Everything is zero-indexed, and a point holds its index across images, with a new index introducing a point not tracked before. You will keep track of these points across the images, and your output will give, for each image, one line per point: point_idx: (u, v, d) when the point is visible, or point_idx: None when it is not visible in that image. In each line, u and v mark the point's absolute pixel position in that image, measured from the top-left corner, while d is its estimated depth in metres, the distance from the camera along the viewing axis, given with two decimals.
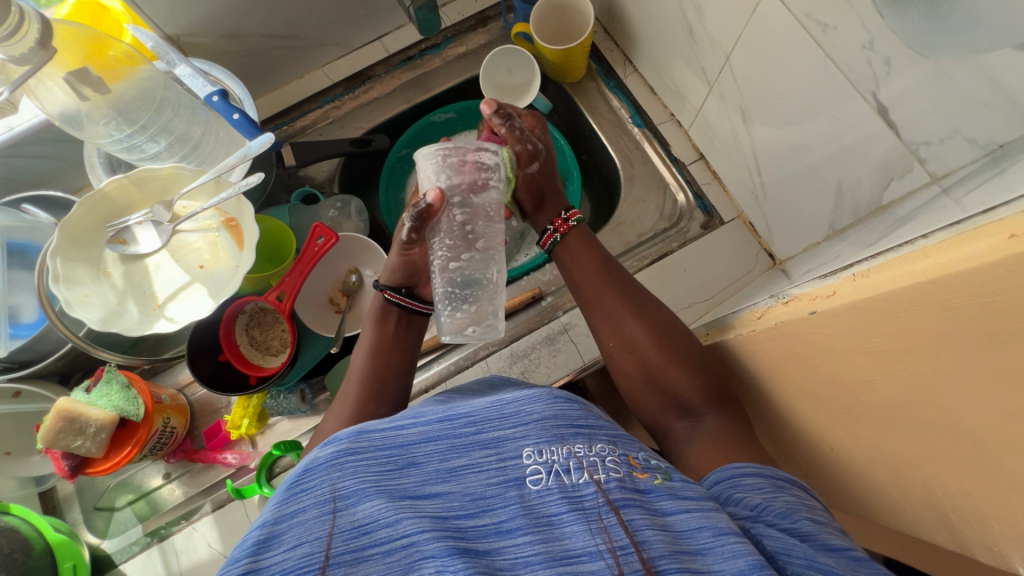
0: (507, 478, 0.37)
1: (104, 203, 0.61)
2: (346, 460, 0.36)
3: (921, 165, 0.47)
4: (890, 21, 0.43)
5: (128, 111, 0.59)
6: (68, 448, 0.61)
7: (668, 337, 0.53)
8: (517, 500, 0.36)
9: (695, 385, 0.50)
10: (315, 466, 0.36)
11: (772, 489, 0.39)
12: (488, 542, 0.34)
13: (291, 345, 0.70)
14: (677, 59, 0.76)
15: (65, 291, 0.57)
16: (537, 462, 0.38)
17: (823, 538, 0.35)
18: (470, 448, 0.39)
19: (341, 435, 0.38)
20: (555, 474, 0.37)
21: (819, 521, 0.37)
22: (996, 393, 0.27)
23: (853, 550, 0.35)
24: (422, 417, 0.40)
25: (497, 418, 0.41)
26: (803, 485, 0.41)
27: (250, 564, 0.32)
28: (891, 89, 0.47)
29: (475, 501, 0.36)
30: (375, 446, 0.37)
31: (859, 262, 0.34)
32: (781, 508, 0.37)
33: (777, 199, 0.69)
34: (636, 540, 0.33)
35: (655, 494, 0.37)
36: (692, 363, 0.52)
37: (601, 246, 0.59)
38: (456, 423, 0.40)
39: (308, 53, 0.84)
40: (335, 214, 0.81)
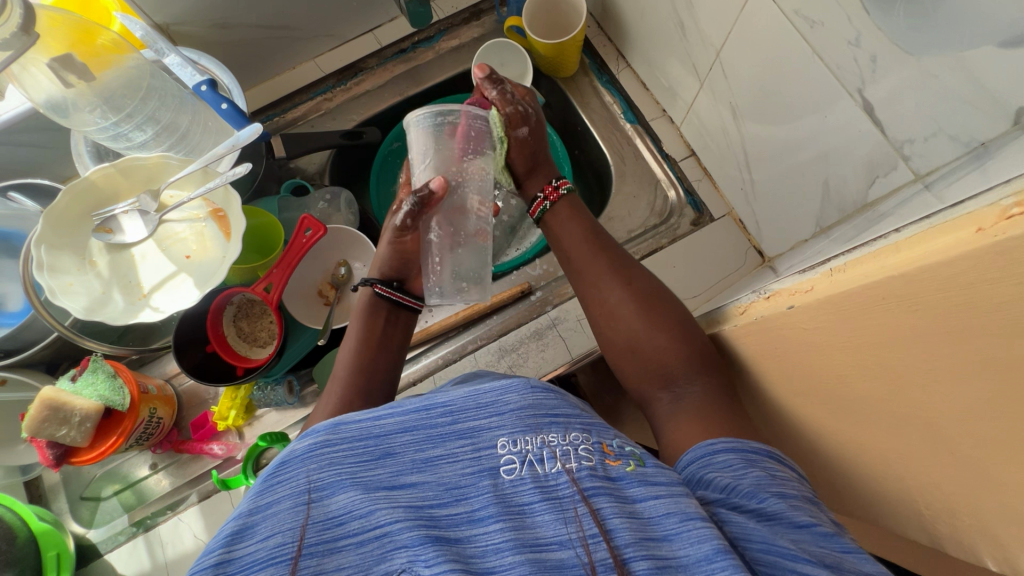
0: (481, 468, 0.37)
1: (91, 192, 0.60)
2: (322, 452, 0.36)
3: (905, 162, 0.47)
4: (876, 18, 0.43)
5: (113, 99, 0.59)
6: (52, 437, 0.61)
7: (654, 303, 0.54)
8: (489, 489, 0.36)
9: (677, 352, 0.50)
10: (292, 458, 0.36)
11: (742, 465, 0.39)
12: (460, 531, 0.34)
13: (278, 337, 0.70)
14: (670, 55, 0.76)
15: (49, 279, 0.57)
16: (512, 452, 0.38)
17: (790, 516, 0.35)
18: (446, 437, 0.39)
19: (318, 427, 0.38)
20: (529, 463, 0.37)
21: (787, 496, 0.37)
22: (965, 387, 0.27)
23: (820, 525, 0.35)
24: (400, 408, 0.40)
25: (473, 408, 0.40)
26: (776, 454, 0.41)
27: (223, 555, 0.32)
28: (876, 87, 0.47)
29: (449, 490, 0.36)
30: (351, 438, 0.37)
31: (837, 257, 0.34)
32: (748, 487, 0.37)
33: (767, 196, 0.70)
34: (605, 528, 0.33)
35: (626, 481, 0.37)
36: (677, 328, 0.51)
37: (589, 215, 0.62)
38: (433, 412, 0.40)
39: (300, 44, 0.83)
40: (325, 206, 0.80)
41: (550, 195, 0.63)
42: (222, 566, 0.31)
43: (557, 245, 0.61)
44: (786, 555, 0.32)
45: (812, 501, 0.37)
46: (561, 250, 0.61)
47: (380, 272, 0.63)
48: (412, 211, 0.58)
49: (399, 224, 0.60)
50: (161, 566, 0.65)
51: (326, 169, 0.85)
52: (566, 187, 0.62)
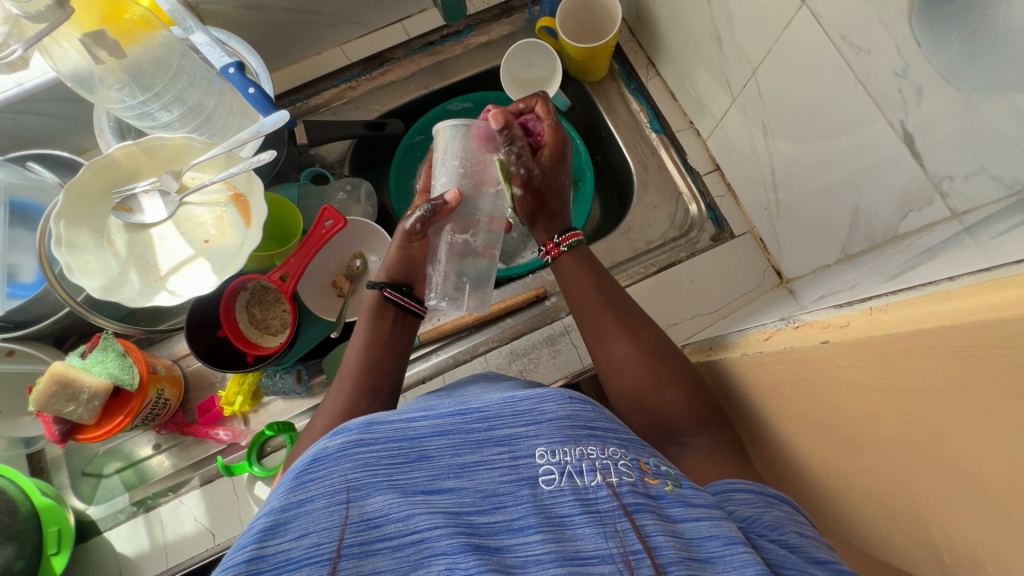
0: (520, 477, 0.37)
1: (111, 169, 0.60)
2: (357, 451, 0.36)
3: (942, 198, 0.47)
4: (927, 49, 0.43)
5: (142, 77, 0.58)
6: (60, 413, 0.61)
7: (663, 357, 0.54)
8: (529, 499, 0.36)
9: (684, 408, 0.51)
10: (325, 456, 0.36)
11: (762, 504, 0.40)
12: (499, 539, 0.34)
13: (291, 326, 0.70)
14: (702, 67, 0.75)
15: (67, 256, 0.56)
16: (550, 463, 0.38)
17: (809, 550, 0.36)
18: (483, 444, 0.39)
19: (350, 426, 0.38)
20: (568, 475, 0.37)
21: (806, 535, 0.38)
22: (1006, 446, 0.26)
23: (840, 563, 0.35)
24: (434, 412, 0.40)
25: (510, 415, 0.40)
26: (793, 502, 0.42)
27: (255, 551, 0.32)
28: (918, 118, 0.46)
29: (487, 498, 0.36)
30: (386, 440, 0.37)
31: (877, 295, 0.34)
32: (770, 521, 0.38)
33: (791, 217, 0.69)
34: (648, 545, 0.34)
35: (666, 500, 0.37)
36: (683, 383, 0.52)
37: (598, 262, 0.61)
38: (468, 418, 0.40)
39: (328, 30, 0.82)
40: (344, 197, 0.79)
41: (552, 251, 0.63)
42: (256, 562, 0.31)
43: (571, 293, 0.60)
44: None
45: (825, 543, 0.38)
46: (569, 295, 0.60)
47: (387, 276, 0.62)
48: (424, 218, 0.57)
49: (409, 228, 0.59)
50: (159, 548, 0.65)
51: (346, 158, 0.85)
52: (566, 245, 0.61)
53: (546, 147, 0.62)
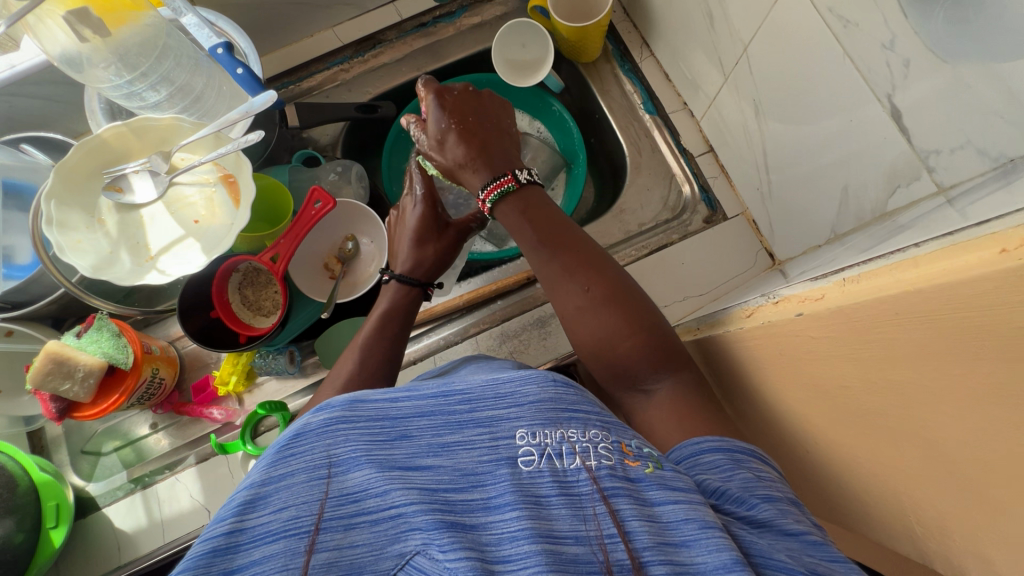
0: (499, 457, 0.38)
1: (102, 149, 0.60)
2: (339, 427, 0.37)
3: (929, 173, 0.46)
4: (913, 21, 0.42)
5: (129, 56, 0.57)
6: (56, 391, 0.62)
7: (619, 301, 0.53)
8: (507, 478, 0.37)
9: (644, 351, 0.51)
10: (307, 431, 0.37)
11: (730, 467, 0.41)
12: (476, 517, 0.35)
13: (282, 307, 0.70)
14: (695, 46, 0.74)
15: (58, 235, 0.56)
16: (530, 444, 0.39)
17: (778, 523, 0.37)
18: (464, 425, 0.39)
19: (333, 403, 0.39)
20: (548, 457, 0.38)
21: (774, 499, 0.39)
22: (971, 411, 0.26)
23: (808, 533, 0.37)
24: (417, 392, 0.41)
25: (492, 397, 0.41)
26: (761, 453, 0.43)
27: (234, 524, 0.33)
28: (907, 93, 0.45)
29: (465, 476, 0.37)
30: (368, 417, 0.38)
31: (851, 266, 0.34)
32: (738, 491, 0.39)
33: (783, 197, 0.68)
34: (624, 530, 0.34)
35: (645, 483, 0.37)
36: (640, 325, 0.52)
37: (550, 204, 0.59)
38: (450, 400, 0.41)
39: (319, 12, 0.82)
40: (335, 178, 0.79)
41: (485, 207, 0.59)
42: (235, 535, 0.32)
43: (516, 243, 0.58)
44: (783, 568, 0.33)
45: (794, 501, 0.40)
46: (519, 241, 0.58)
47: (430, 275, 0.67)
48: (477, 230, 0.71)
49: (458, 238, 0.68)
50: (156, 524, 0.67)
51: (339, 141, 0.85)
52: (489, 199, 0.57)
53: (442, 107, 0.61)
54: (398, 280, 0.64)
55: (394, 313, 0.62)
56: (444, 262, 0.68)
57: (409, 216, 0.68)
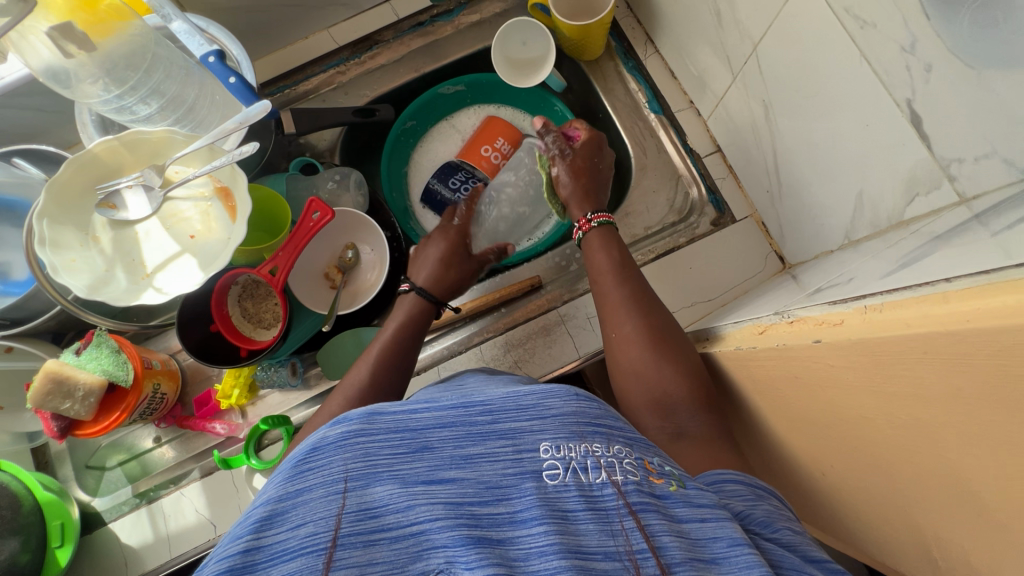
0: (523, 470, 0.37)
1: (94, 165, 0.59)
2: (358, 441, 0.36)
3: (950, 182, 0.44)
4: (936, 23, 0.40)
5: (117, 70, 0.55)
6: (57, 410, 0.62)
7: (659, 333, 0.56)
8: (533, 491, 0.36)
9: (682, 384, 0.52)
10: (324, 445, 0.36)
11: (752, 496, 0.40)
12: (502, 531, 0.34)
13: (282, 320, 0.69)
14: (702, 43, 0.71)
15: (52, 255, 0.55)
16: (555, 457, 0.38)
17: (802, 548, 0.36)
18: (486, 437, 0.38)
19: (352, 415, 0.38)
20: (572, 470, 0.37)
21: (795, 530, 0.38)
22: (1003, 458, 0.25)
23: (829, 562, 0.36)
24: (438, 404, 0.40)
25: (514, 409, 0.40)
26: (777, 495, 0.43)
27: (250, 542, 0.31)
28: (927, 99, 0.43)
29: (490, 489, 0.36)
30: (388, 430, 0.37)
31: (871, 292, 0.32)
32: (762, 516, 0.38)
33: (794, 200, 0.66)
34: (654, 545, 0.33)
35: (671, 500, 0.37)
36: (682, 359, 0.53)
37: (620, 241, 0.66)
38: (471, 411, 0.40)
39: (314, 13, 0.80)
40: (334, 186, 0.77)
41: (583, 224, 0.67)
42: (250, 553, 0.31)
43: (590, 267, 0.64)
44: None
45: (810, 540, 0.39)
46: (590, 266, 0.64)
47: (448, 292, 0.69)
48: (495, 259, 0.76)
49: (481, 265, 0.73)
50: (163, 539, 0.66)
51: (337, 146, 0.83)
52: (598, 220, 0.66)
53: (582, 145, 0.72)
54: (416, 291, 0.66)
55: (413, 318, 0.65)
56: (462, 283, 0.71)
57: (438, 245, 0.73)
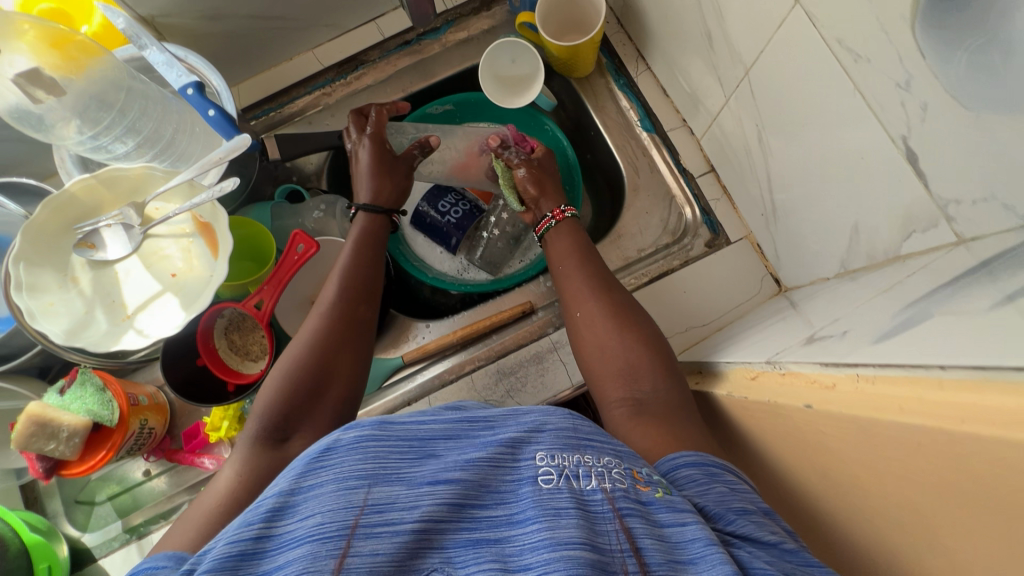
0: (521, 477, 0.40)
1: (71, 204, 0.57)
2: (369, 445, 0.39)
3: (948, 222, 0.42)
4: (933, 63, 0.38)
5: (87, 111, 0.54)
6: (41, 451, 0.61)
7: (621, 313, 0.60)
8: (530, 495, 0.39)
9: (642, 355, 0.57)
10: (337, 446, 0.39)
11: (705, 480, 0.44)
12: (500, 531, 0.37)
13: (269, 354, 0.68)
14: (694, 63, 0.70)
15: (28, 300, 0.54)
16: (549, 465, 0.41)
17: (761, 535, 0.39)
18: (487, 446, 0.42)
19: (364, 422, 0.41)
20: (565, 477, 0.40)
21: (749, 509, 0.42)
22: (1007, 557, 0.24)
23: (786, 542, 0.39)
24: (441, 418, 0.44)
25: (512, 424, 0.45)
26: (734, 468, 0.46)
27: (262, 530, 0.35)
28: (923, 137, 0.42)
29: (489, 494, 0.39)
30: (397, 437, 0.40)
31: (866, 360, 0.31)
32: (713, 503, 0.42)
33: (789, 225, 0.65)
34: (636, 546, 0.37)
35: (655, 506, 0.40)
36: (642, 336, 0.58)
37: (590, 242, 0.69)
38: (474, 423, 0.44)
39: (297, 35, 0.78)
40: (320, 215, 0.76)
41: (556, 215, 0.71)
42: (262, 540, 0.35)
43: (558, 270, 0.68)
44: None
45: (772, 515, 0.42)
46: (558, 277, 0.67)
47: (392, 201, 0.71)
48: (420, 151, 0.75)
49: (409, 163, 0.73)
50: None
51: (324, 170, 0.82)
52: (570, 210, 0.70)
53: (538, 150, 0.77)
54: (361, 209, 0.68)
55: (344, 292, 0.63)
56: (402, 189, 0.72)
57: (359, 154, 0.71)
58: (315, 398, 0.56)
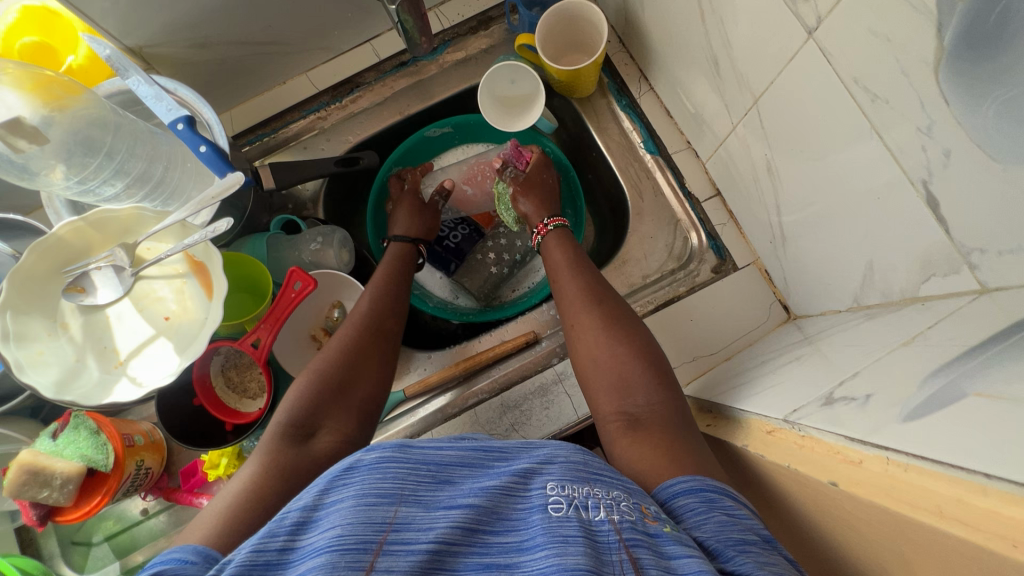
0: (531, 506, 0.39)
1: (59, 248, 0.55)
2: (389, 465, 0.38)
3: (970, 270, 0.41)
4: (959, 111, 0.36)
5: (74, 155, 0.54)
6: (35, 499, 0.59)
7: (618, 322, 0.59)
8: (540, 522, 0.37)
9: (633, 364, 0.55)
10: (359, 467, 0.38)
11: (704, 509, 0.41)
12: (509, 558, 0.36)
13: (267, 393, 0.66)
14: (700, 87, 0.68)
15: (16, 350, 0.52)
16: (560, 494, 0.39)
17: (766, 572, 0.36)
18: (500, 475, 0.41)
19: (385, 443, 0.40)
20: (575, 506, 0.38)
21: (752, 542, 0.39)
22: None
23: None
24: (458, 445, 0.43)
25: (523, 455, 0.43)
26: (735, 493, 0.43)
27: (287, 543, 0.35)
28: (946, 183, 0.40)
29: (500, 522, 0.38)
30: (416, 460, 0.39)
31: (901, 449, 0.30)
32: (714, 536, 0.39)
33: (798, 254, 0.63)
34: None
35: (663, 538, 0.38)
36: (635, 344, 0.57)
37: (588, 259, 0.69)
38: (488, 455, 0.43)
39: (290, 58, 0.76)
40: (317, 246, 0.73)
41: (541, 231, 0.74)
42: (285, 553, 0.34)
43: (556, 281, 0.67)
44: None
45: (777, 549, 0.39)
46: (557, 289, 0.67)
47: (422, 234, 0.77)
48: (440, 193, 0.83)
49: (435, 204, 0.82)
50: None
51: (320, 197, 0.80)
52: (553, 225, 0.73)
53: (535, 165, 0.80)
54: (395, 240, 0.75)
55: (370, 314, 0.64)
56: (429, 223, 0.79)
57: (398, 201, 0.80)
58: (340, 392, 0.56)
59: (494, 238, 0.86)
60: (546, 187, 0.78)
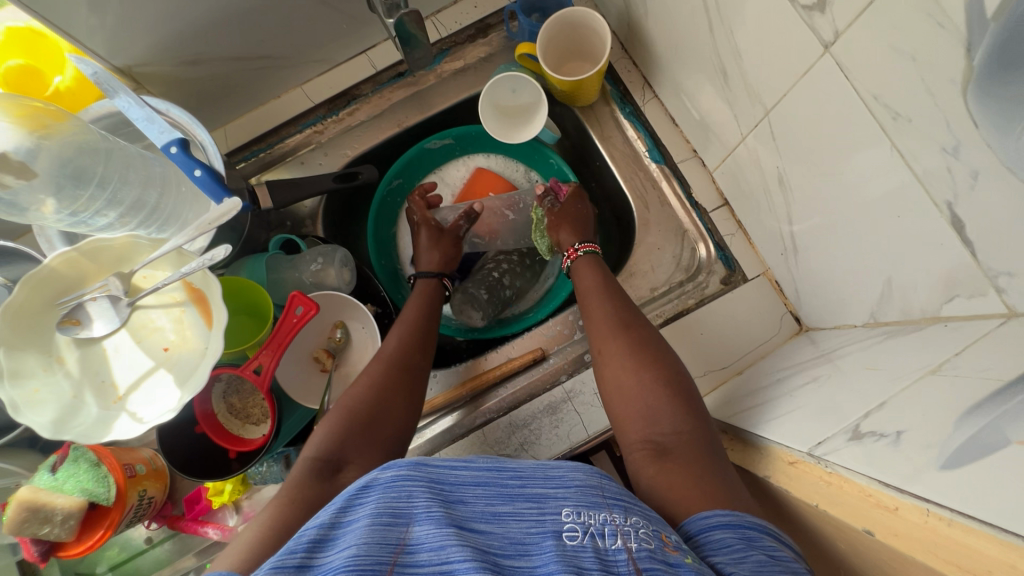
0: (545, 530, 0.37)
1: (51, 280, 0.53)
2: (405, 484, 0.37)
3: (998, 293, 0.40)
4: (988, 133, 0.35)
5: (63, 187, 0.53)
6: (36, 535, 0.58)
7: (644, 348, 0.58)
8: (553, 550, 0.36)
9: (661, 393, 0.54)
10: (375, 485, 0.37)
11: (742, 546, 0.39)
12: None
13: (270, 418, 0.64)
14: (706, 96, 0.66)
15: (11, 389, 0.50)
16: (575, 522, 0.38)
17: None
18: (515, 497, 0.39)
19: (400, 460, 0.39)
20: (591, 535, 0.37)
21: None
22: None
23: None
24: (473, 462, 0.41)
25: (542, 477, 0.41)
26: (775, 531, 0.41)
27: (303, 560, 0.33)
28: (972, 205, 0.38)
29: (514, 546, 0.36)
30: (431, 479, 0.38)
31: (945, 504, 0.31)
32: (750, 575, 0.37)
33: (810, 268, 0.61)
34: None
35: (684, 569, 0.35)
36: (663, 371, 0.56)
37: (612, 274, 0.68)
38: (503, 474, 0.41)
39: (284, 72, 0.74)
40: (318, 266, 0.71)
41: (571, 255, 0.72)
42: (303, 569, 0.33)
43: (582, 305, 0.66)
44: None
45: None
46: (584, 312, 0.65)
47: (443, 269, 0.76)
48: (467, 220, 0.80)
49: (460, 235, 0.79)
50: None
51: (318, 213, 0.79)
52: (585, 249, 0.71)
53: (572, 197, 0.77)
54: (420, 276, 0.74)
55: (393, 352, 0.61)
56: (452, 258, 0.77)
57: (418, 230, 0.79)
58: (366, 428, 0.54)
59: (496, 261, 0.83)
60: (581, 218, 0.75)
